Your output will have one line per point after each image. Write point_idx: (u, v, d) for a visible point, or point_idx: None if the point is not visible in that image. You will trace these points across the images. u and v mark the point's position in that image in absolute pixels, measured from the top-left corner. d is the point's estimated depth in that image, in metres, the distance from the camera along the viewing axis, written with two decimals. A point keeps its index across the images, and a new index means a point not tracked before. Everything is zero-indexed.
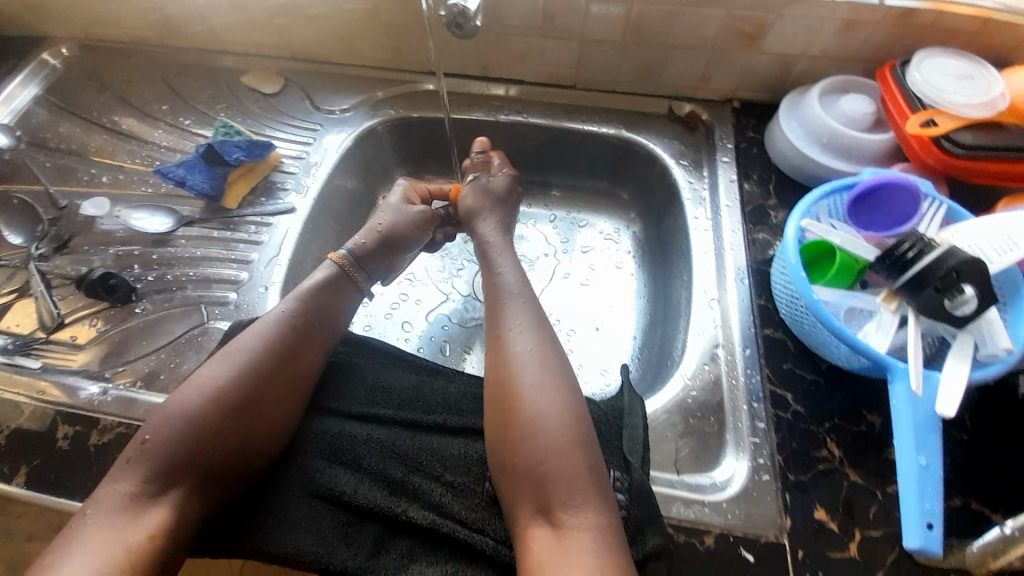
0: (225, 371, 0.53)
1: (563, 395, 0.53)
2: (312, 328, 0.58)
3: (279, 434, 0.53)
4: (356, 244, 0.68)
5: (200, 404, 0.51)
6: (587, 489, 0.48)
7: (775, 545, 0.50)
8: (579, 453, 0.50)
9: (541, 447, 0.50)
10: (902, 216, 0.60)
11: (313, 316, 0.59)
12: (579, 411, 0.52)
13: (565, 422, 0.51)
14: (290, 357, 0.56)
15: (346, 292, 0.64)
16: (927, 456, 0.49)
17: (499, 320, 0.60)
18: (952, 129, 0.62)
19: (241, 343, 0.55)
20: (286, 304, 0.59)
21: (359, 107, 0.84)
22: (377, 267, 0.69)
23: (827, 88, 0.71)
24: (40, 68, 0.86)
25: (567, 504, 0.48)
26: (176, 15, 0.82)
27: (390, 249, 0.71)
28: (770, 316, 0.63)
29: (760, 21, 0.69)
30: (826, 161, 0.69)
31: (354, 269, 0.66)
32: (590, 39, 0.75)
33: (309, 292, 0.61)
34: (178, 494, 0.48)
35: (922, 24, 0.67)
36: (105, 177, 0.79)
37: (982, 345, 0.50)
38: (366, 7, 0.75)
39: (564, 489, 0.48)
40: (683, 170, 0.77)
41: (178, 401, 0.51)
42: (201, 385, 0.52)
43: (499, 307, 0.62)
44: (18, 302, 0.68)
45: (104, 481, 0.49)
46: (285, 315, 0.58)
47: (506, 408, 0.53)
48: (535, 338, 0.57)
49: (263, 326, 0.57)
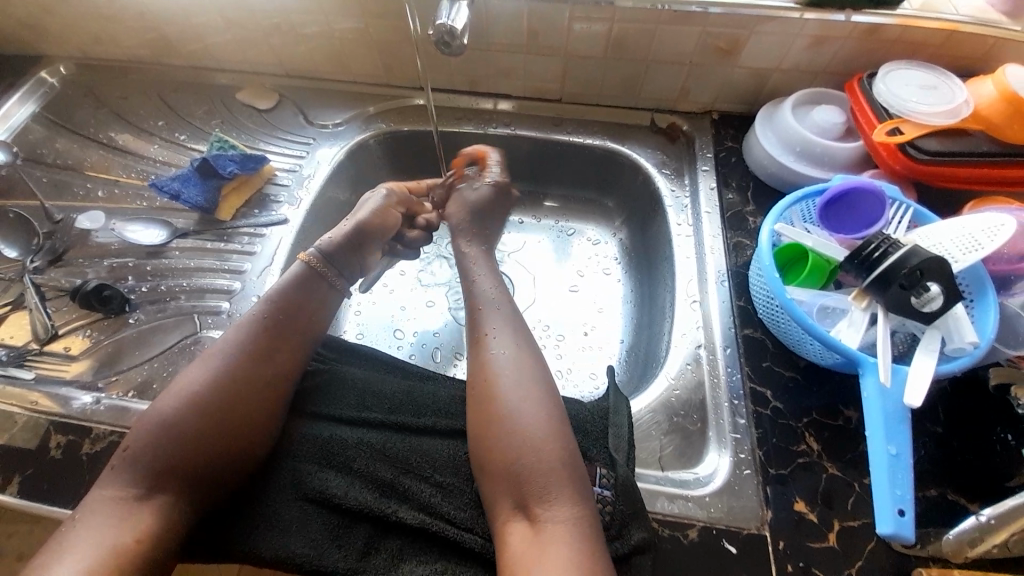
0: (206, 374, 0.54)
1: (537, 393, 0.55)
2: (292, 328, 0.60)
3: (264, 430, 0.54)
4: (325, 242, 0.67)
5: (178, 409, 0.52)
6: (560, 481, 0.49)
7: (756, 537, 0.51)
8: (554, 446, 0.51)
9: (517, 446, 0.51)
10: (871, 219, 0.62)
11: (285, 316, 0.60)
12: (553, 417, 0.53)
13: (540, 420, 0.53)
14: (266, 358, 0.57)
15: (319, 291, 0.64)
16: (896, 445, 0.51)
17: (480, 324, 0.62)
18: (917, 137, 0.65)
19: (221, 349, 0.57)
20: (257, 310, 0.60)
21: (352, 121, 0.86)
22: (350, 264, 0.68)
23: (800, 100, 0.75)
24: (38, 86, 0.88)
25: (542, 499, 0.49)
26: (173, 35, 0.85)
27: (362, 242, 0.70)
28: (750, 317, 0.65)
29: (735, 37, 0.72)
30: (799, 169, 0.72)
31: (324, 266, 0.65)
32: (574, 55, 0.78)
33: (282, 293, 0.62)
34: (163, 500, 0.49)
35: (889, 38, 0.71)
36: (101, 191, 0.80)
37: (950, 339, 0.52)
38: (359, 25, 0.78)
39: (540, 482, 0.50)
40: (666, 179, 0.80)
41: (157, 409, 0.52)
42: (184, 388, 0.53)
43: (480, 310, 0.63)
44: (12, 315, 0.68)
45: (92, 490, 0.50)
46: (257, 317, 0.59)
47: (482, 410, 0.55)
48: (513, 341, 0.59)
49: (240, 330, 0.58)
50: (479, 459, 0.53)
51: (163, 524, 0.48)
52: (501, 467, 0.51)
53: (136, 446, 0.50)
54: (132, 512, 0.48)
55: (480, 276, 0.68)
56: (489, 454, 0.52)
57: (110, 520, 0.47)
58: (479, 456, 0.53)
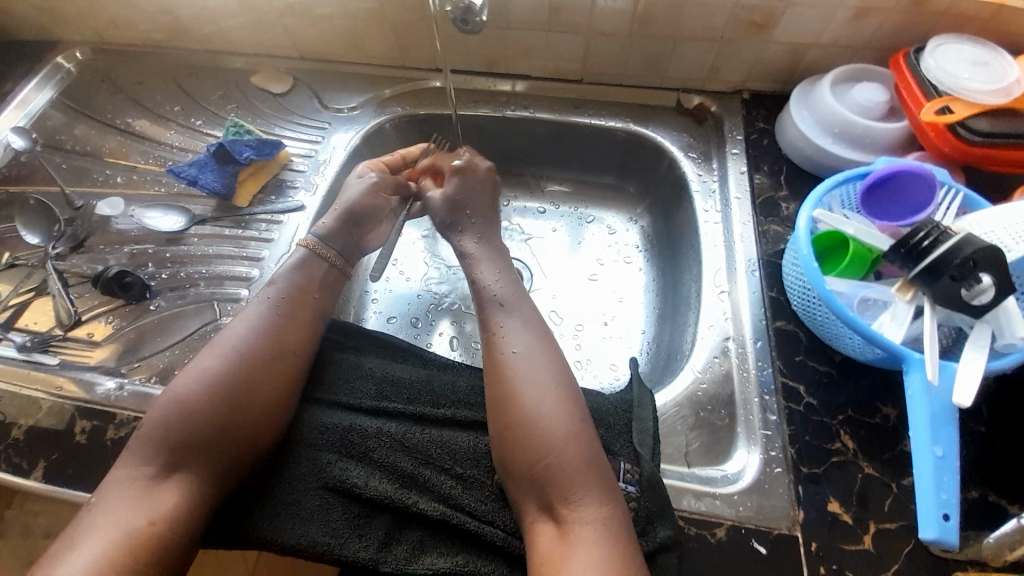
0: (224, 360, 0.54)
1: (557, 388, 0.53)
2: (303, 314, 0.60)
3: (280, 412, 0.54)
4: (321, 224, 0.67)
5: (199, 396, 0.51)
6: (588, 480, 0.48)
7: (787, 537, 0.50)
8: (581, 444, 0.50)
9: (543, 443, 0.50)
10: (918, 205, 0.58)
11: (305, 304, 0.60)
12: (577, 412, 0.52)
13: (566, 415, 0.52)
14: (279, 340, 0.57)
15: (321, 274, 0.64)
16: (944, 446, 0.48)
17: (493, 319, 0.60)
18: (969, 117, 0.61)
19: (234, 334, 0.56)
20: (272, 296, 0.60)
21: (367, 105, 0.84)
22: (350, 246, 0.68)
23: (840, 78, 0.70)
24: (56, 71, 0.87)
25: (570, 499, 0.48)
26: (187, 17, 0.83)
27: (359, 221, 0.69)
28: (782, 308, 0.63)
29: (770, 9, 0.68)
30: (837, 151, 0.68)
31: (322, 247, 0.65)
32: (596, 33, 0.74)
33: (291, 280, 0.62)
34: (188, 479, 0.49)
35: (939, 10, 0.66)
36: (120, 177, 0.80)
37: (1000, 334, 0.49)
38: (373, 6, 0.76)
39: (567, 481, 0.48)
40: (693, 163, 0.76)
41: (176, 392, 0.52)
42: (198, 375, 0.53)
43: (492, 305, 0.62)
44: (36, 301, 0.69)
45: (112, 474, 0.50)
46: (276, 304, 0.59)
47: (502, 405, 0.53)
48: (528, 337, 0.58)
49: (251, 316, 0.58)
50: (503, 456, 0.51)
51: (179, 505, 0.48)
52: (526, 464, 0.50)
53: (154, 426, 0.51)
54: (151, 491, 0.48)
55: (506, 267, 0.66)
56: (514, 452, 0.51)
57: (128, 498, 0.48)
58: (503, 453, 0.51)
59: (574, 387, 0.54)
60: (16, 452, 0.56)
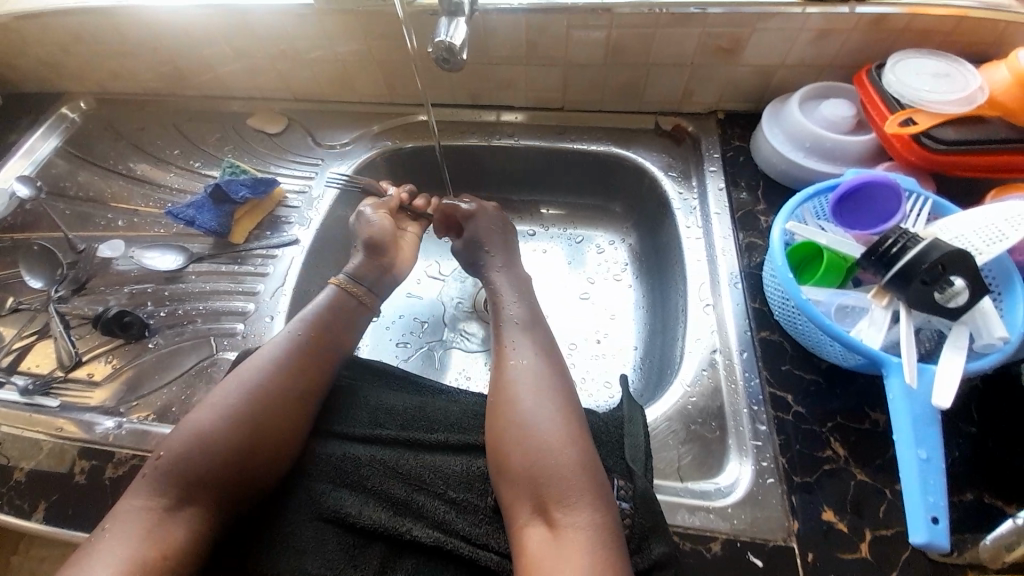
0: (241, 388, 0.56)
1: (558, 402, 0.54)
2: (322, 343, 0.61)
3: (290, 444, 0.55)
4: (352, 265, 0.70)
5: (212, 422, 0.53)
6: (579, 484, 0.49)
7: (783, 549, 0.50)
8: (571, 450, 0.51)
9: (538, 449, 0.51)
10: (888, 214, 0.60)
11: (321, 334, 0.61)
12: (579, 424, 0.53)
13: (563, 423, 0.52)
14: (292, 377, 0.57)
15: (353, 311, 0.66)
16: (928, 449, 0.48)
17: (502, 335, 0.62)
18: (931, 127, 0.63)
19: (257, 360, 0.58)
20: (291, 326, 0.62)
21: (359, 141, 0.88)
22: (378, 282, 0.71)
23: (807, 95, 0.73)
24: (59, 121, 0.91)
25: (561, 502, 0.48)
26: (187, 67, 0.87)
27: (366, 247, 0.71)
28: (766, 319, 0.64)
29: (736, 35, 0.71)
30: (809, 165, 0.70)
31: (355, 287, 0.67)
32: (574, 63, 0.78)
33: (313, 313, 0.63)
34: (191, 511, 0.50)
35: (897, 27, 0.69)
36: (121, 221, 0.83)
37: (978, 335, 0.50)
38: (361, 48, 0.80)
39: (558, 486, 0.49)
40: (673, 181, 0.79)
41: (194, 421, 0.53)
42: (219, 400, 0.55)
43: (507, 325, 0.63)
44: (38, 343, 0.71)
45: (121, 499, 0.51)
46: (294, 335, 0.61)
47: (501, 415, 0.54)
48: (531, 352, 0.59)
49: (275, 346, 0.60)
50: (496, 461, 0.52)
51: (191, 538, 0.49)
52: (519, 469, 0.50)
53: (171, 457, 0.52)
54: (161, 527, 0.48)
55: (504, 293, 0.67)
56: (505, 459, 0.51)
57: (135, 534, 0.48)
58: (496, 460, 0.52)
59: (574, 404, 0.55)
60: (18, 494, 0.57)
